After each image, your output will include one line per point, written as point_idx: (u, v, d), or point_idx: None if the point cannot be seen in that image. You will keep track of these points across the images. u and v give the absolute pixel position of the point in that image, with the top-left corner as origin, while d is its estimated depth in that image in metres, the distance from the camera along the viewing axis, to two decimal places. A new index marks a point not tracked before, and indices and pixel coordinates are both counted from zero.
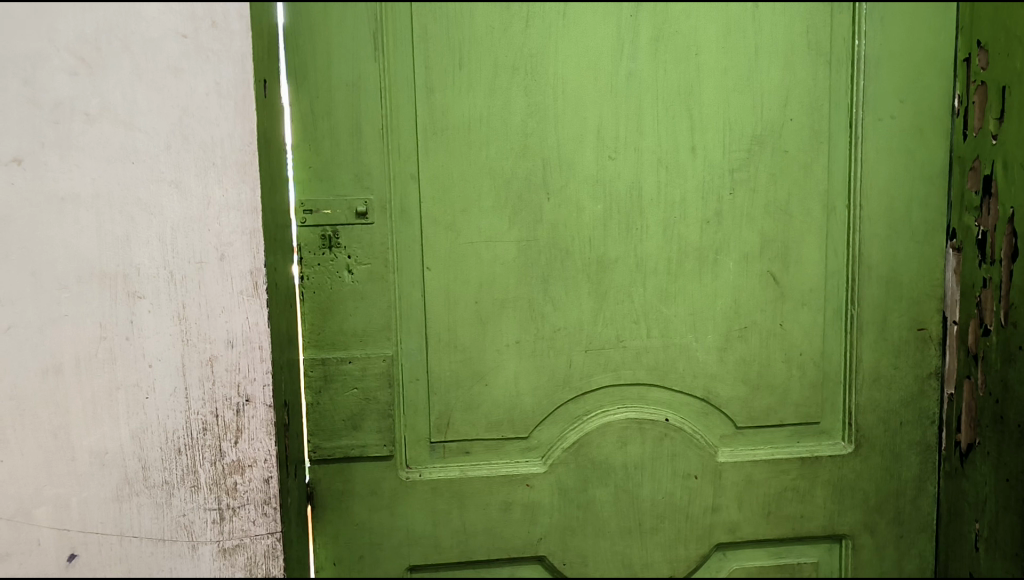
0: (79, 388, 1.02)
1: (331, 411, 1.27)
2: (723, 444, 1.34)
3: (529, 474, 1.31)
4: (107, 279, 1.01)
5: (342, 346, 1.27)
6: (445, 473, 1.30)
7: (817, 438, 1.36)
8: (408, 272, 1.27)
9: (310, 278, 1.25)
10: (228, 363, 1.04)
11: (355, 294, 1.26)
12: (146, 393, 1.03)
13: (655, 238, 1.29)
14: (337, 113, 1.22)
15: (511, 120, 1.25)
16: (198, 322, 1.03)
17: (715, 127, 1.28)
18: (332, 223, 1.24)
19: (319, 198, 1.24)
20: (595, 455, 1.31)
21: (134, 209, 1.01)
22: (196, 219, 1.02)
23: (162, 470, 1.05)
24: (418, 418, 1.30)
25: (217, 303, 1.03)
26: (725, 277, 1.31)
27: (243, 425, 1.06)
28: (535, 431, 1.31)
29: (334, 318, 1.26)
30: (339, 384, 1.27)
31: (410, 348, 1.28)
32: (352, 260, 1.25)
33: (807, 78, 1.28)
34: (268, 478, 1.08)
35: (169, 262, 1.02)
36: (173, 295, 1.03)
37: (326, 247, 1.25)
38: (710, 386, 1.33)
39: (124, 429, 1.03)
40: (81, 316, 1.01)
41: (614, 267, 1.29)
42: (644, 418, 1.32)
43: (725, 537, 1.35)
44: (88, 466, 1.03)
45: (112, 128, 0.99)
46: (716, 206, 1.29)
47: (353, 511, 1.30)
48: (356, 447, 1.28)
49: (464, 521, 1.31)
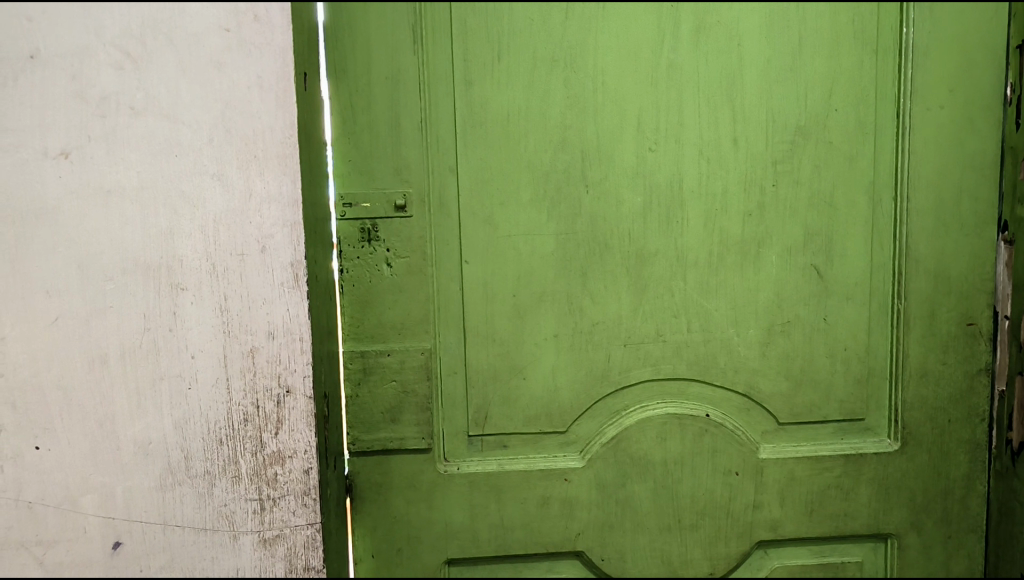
0: (124, 379, 1.02)
1: (370, 403, 1.28)
2: (765, 440, 1.32)
3: (567, 469, 1.30)
4: (152, 270, 1.01)
5: (380, 339, 1.27)
6: (484, 466, 1.30)
7: (861, 434, 1.33)
8: (446, 265, 1.27)
9: (349, 271, 1.26)
10: (269, 355, 1.03)
11: (394, 287, 1.26)
12: (188, 383, 1.03)
13: (696, 231, 1.28)
14: (376, 106, 1.23)
15: (550, 112, 1.25)
16: (239, 313, 1.02)
17: (758, 118, 1.26)
18: (371, 216, 1.25)
19: (358, 191, 1.24)
20: (634, 450, 1.30)
21: (178, 201, 1.01)
22: (238, 212, 1.02)
23: (203, 460, 1.04)
24: (456, 412, 1.29)
25: (258, 295, 1.02)
26: (767, 270, 1.29)
27: (283, 417, 1.04)
28: (573, 425, 1.31)
29: (373, 311, 1.26)
30: (378, 377, 1.27)
31: (448, 342, 1.28)
32: (391, 254, 1.26)
33: (852, 67, 1.25)
34: (308, 469, 1.06)
35: (211, 254, 1.02)
36: (215, 287, 1.02)
37: (365, 240, 1.25)
38: (752, 381, 1.31)
39: (167, 419, 1.03)
40: (126, 306, 1.01)
41: (653, 260, 1.28)
42: (684, 414, 1.30)
43: (766, 535, 1.33)
44: (133, 455, 1.03)
45: (156, 122, 1.00)
46: (759, 198, 1.27)
47: (391, 503, 1.30)
48: (395, 439, 1.28)
49: (502, 516, 1.31)
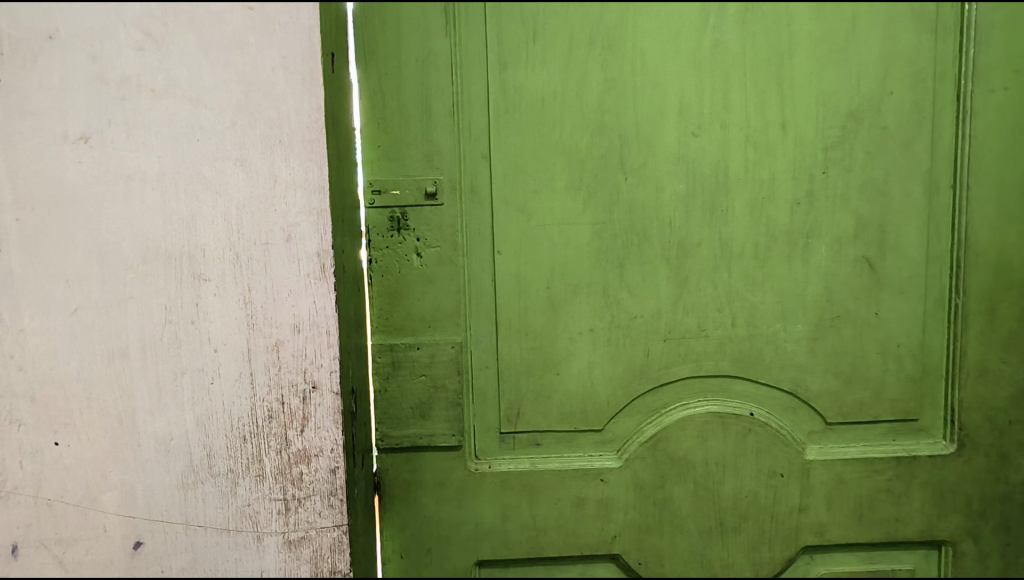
0: (144, 373, 0.98)
1: (399, 398, 1.23)
2: (812, 441, 1.26)
3: (604, 469, 1.24)
4: (173, 260, 0.97)
5: (410, 331, 1.22)
6: (516, 465, 1.25)
7: (914, 436, 1.26)
8: (479, 256, 1.22)
9: (378, 262, 1.21)
10: (294, 349, 0.98)
11: (424, 278, 1.21)
12: (211, 378, 0.98)
13: (741, 220, 1.22)
14: (406, 90, 1.18)
15: (587, 95, 1.19)
16: (264, 305, 0.98)
17: (807, 102, 1.19)
18: (400, 204, 1.20)
19: (387, 177, 1.20)
20: (674, 450, 1.24)
21: (200, 187, 0.96)
22: (262, 198, 0.97)
23: (226, 458, 1.00)
24: (487, 408, 1.24)
25: (283, 286, 0.98)
26: (816, 262, 1.22)
27: (309, 413, 0.99)
28: (610, 424, 1.25)
29: (403, 303, 1.22)
30: (407, 371, 1.22)
31: (480, 335, 1.23)
32: (421, 243, 1.21)
33: (909, 47, 1.18)
34: (335, 469, 1.01)
35: (235, 243, 0.97)
36: (239, 277, 0.97)
37: (395, 229, 1.21)
38: (799, 379, 1.24)
39: (189, 415, 0.99)
40: (147, 297, 0.97)
41: (696, 251, 1.22)
42: (727, 413, 1.24)
43: (812, 540, 1.27)
44: (154, 453, 0.99)
45: (178, 104, 0.96)
46: (808, 186, 1.21)
47: (420, 502, 1.25)
48: (424, 436, 1.23)
49: (535, 516, 1.26)
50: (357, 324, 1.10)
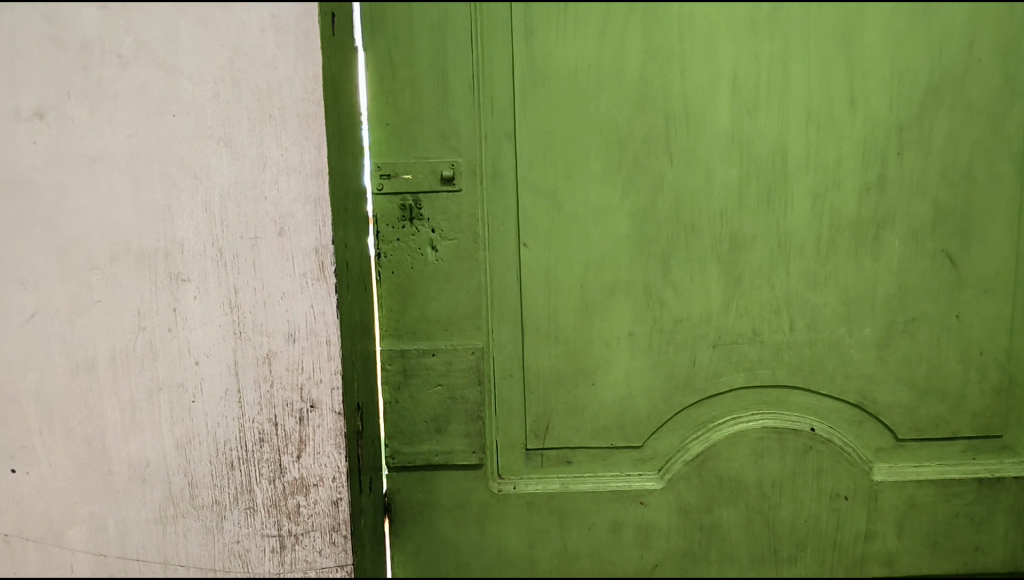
0: (115, 389, 0.84)
1: (411, 411, 1.08)
2: (880, 460, 1.11)
3: (643, 491, 1.10)
4: (146, 257, 0.83)
5: (424, 335, 1.08)
6: (544, 486, 1.10)
7: (997, 455, 1.10)
8: (502, 249, 1.07)
9: (387, 256, 1.06)
10: (289, 361, 0.84)
11: (439, 275, 1.07)
12: (192, 396, 0.84)
13: (802, 209, 1.06)
14: (419, 61, 1.03)
15: (627, 66, 1.03)
16: (253, 310, 0.83)
17: (881, 73, 1.03)
18: (413, 190, 1.05)
19: (397, 158, 1.05)
20: (723, 470, 1.10)
21: (177, 172, 0.82)
22: (249, 185, 0.82)
23: (211, 489, 0.86)
24: (511, 421, 1.10)
25: (275, 288, 0.83)
26: (888, 258, 1.06)
27: (307, 436, 0.85)
28: (650, 440, 1.11)
29: (416, 303, 1.07)
30: (421, 380, 1.08)
31: (503, 340, 1.08)
32: (437, 234, 1.06)
33: (1000, 9, 1.02)
34: (337, 500, 0.87)
35: (218, 238, 0.83)
36: (223, 277, 0.83)
37: (407, 218, 1.06)
38: (866, 389, 1.09)
39: (167, 438, 0.85)
40: (117, 301, 0.83)
41: (751, 245, 1.07)
42: (784, 427, 1.09)
43: (879, 570, 1.12)
44: (127, 481, 0.86)
45: (148, 72, 0.81)
46: (880, 171, 1.05)
47: (437, 527, 1.11)
48: (440, 453, 1.09)
49: (566, 543, 1.11)
50: (363, 329, 0.96)
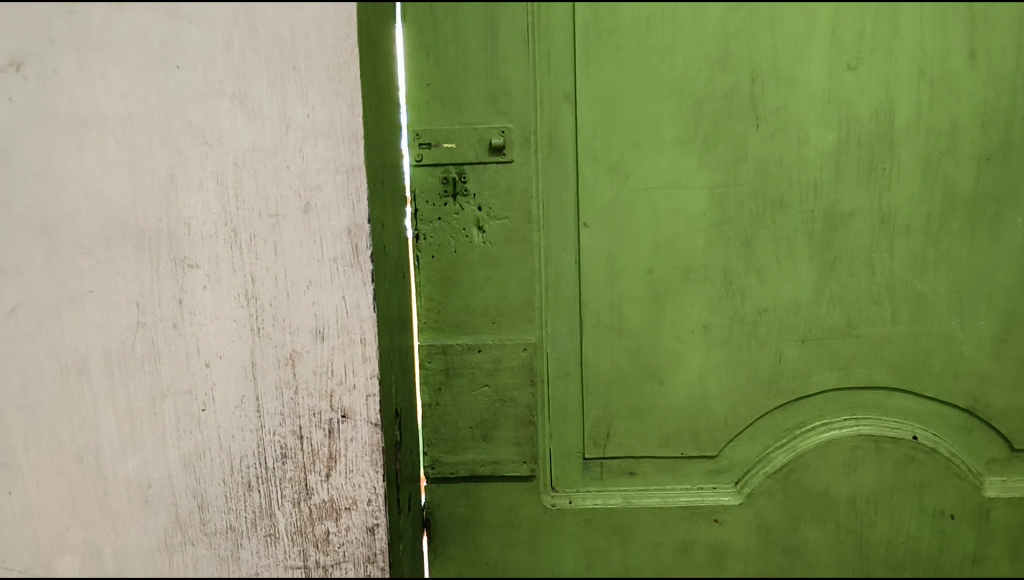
0: (111, 396, 0.72)
1: (453, 416, 0.94)
2: (993, 473, 0.96)
3: (718, 507, 0.97)
4: (146, 238, 0.70)
5: (468, 329, 0.94)
6: (605, 500, 0.97)
7: None
8: (559, 231, 0.93)
9: (427, 238, 0.93)
10: (317, 363, 0.70)
11: (487, 260, 0.93)
12: (202, 404, 0.71)
13: (909, 182, 0.91)
14: (467, 9, 0.89)
15: (708, 15, 0.89)
16: (274, 302, 0.69)
17: (1010, 19, 0.87)
18: (457, 161, 0.92)
19: (439, 124, 0.91)
20: (809, 483, 0.97)
21: (181, 135, 0.68)
22: (268, 149, 0.68)
23: (225, 513, 0.73)
24: (567, 427, 0.96)
25: (299, 275, 0.69)
26: (1010, 239, 0.91)
27: (337, 452, 0.72)
28: (727, 448, 0.97)
29: (459, 292, 0.93)
30: (465, 381, 0.94)
31: (558, 334, 0.95)
32: (484, 213, 0.92)
33: None
34: (373, 527, 0.73)
35: (232, 217, 0.69)
36: (237, 261, 0.69)
37: (449, 195, 0.92)
38: (978, 392, 0.94)
39: (173, 453, 0.72)
40: (113, 292, 0.70)
41: (847, 224, 0.93)
42: (881, 435, 0.95)
43: None
44: (126, 502, 0.74)
45: (148, 12, 0.67)
46: (1003, 137, 0.90)
47: (482, 546, 0.98)
48: (487, 464, 0.95)
49: (628, 565, 0.98)
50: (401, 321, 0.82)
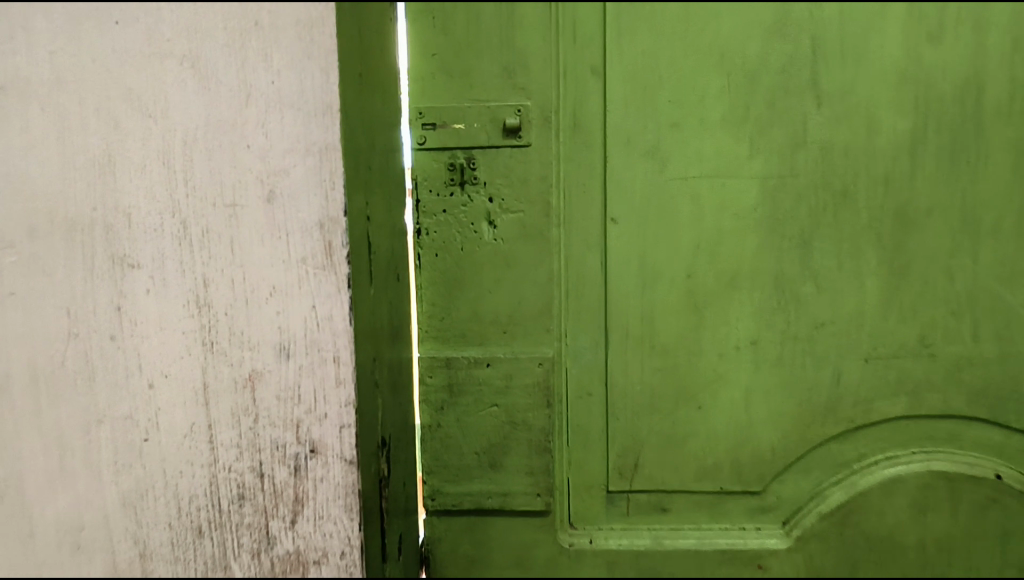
0: (33, 422, 0.60)
1: (457, 440, 0.81)
2: None
3: (763, 552, 0.83)
4: (78, 228, 0.57)
5: (476, 340, 0.81)
6: (630, 540, 0.84)
7: None
8: (584, 227, 0.80)
9: (429, 233, 0.80)
10: (276, 386, 0.57)
11: (498, 260, 0.80)
12: (143, 432, 0.59)
13: (999, 176, 0.77)
14: None
15: None
16: (229, 329, 0.56)
17: None
18: (466, 145, 0.79)
19: (445, 102, 0.78)
20: (872, 526, 0.83)
21: (117, 107, 0.56)
22: (219, 128, 0.55)
23: (172, 562, 0.61)
24: (588, 454, 0.83)
25: (260, 280, 0.56)
26: None
27: (304, 492, 0.59)
28: (775, 483, 0.84)
29: (466, 297, 0.80)
30: (471, 400, 0.81)
31: (580, 347, 0.82)
32: (495, 205, 0.79)
33: None
34: None
35: (182, 206, 0.56)
36: (187, 262, 0.56)
37: (456, 183, 0.79)
38: None
39: (111, 491, 0.60)
40: (36, 297, 0.58)
41: (923, 224, 0.78)
42: (957, 473, 0.81)
43: None
44: (57, 547, 0.62)
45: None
46: None
47: None
48: (495, 496, 0.82)
49: None
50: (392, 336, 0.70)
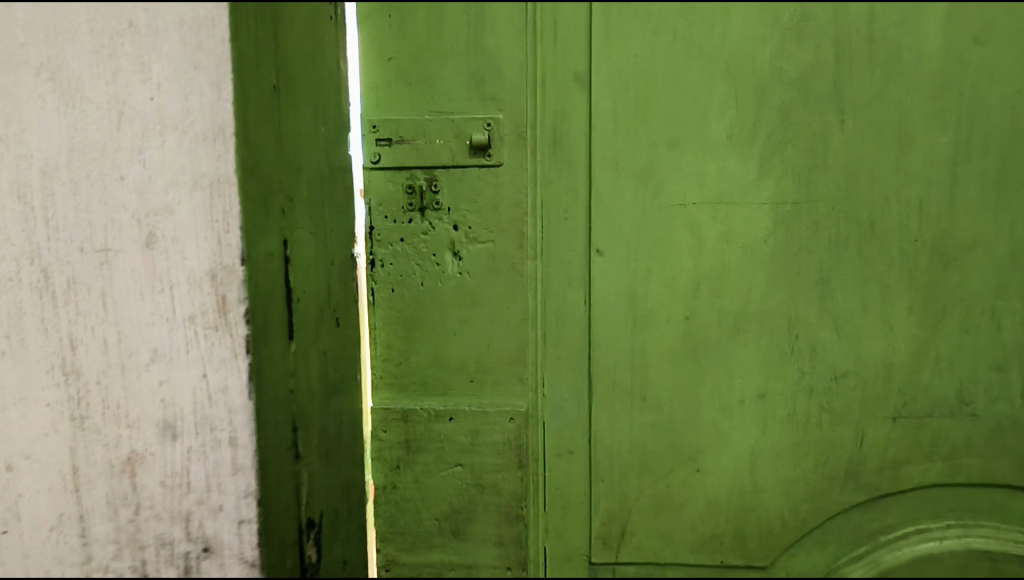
0: None
1: (415, 504, 0.71)
2: None
3: None
4: None
5: (438, 389, 0.70)
6: None
7: None
8: (564, 260, 0.68)
9: (384, 266, 0.69)
10: (159, 475, 0.51)
11: (464, 298, 0.69)
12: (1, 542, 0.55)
13: None
14: None
15: None
16: (101, 401, 0.51)
17: None
18: (427, 163, 0.67)
19: (403, 114, 0.67)
20: None
21: None
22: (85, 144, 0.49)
23: None
24: (568, 521, 0.72)
25: (139, 343, 0.50)
26: None
27: None
28: (785, 559, 0.72)
29: (426, 339, 0.69)
30: (431, 458, 0.70)
31: (560, 398, 0.70)
32: (461, 235, 0.68)
33: None
34: None
35: (40, 250, 0.51)
36: (42, 334, 0.51)
37: (414, 208, 0.68)
38: None
39: None
40: None
41: (964, 263, 0.67)
42: (1001, 552, 0.69)
43: None
44: None
45: None
46: None
47: None
48: (458, 569, 0.71)
49: None
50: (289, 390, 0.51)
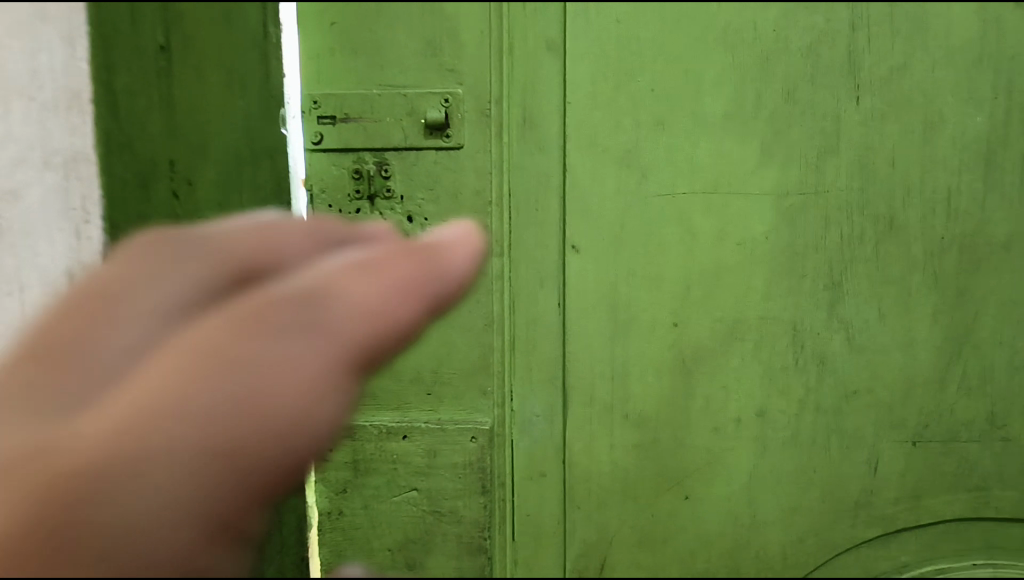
0: None
1: (365, 532, 0.62)
2: None
3: None
4: None
5: (391, 403, 0.61)
6: None
7: None
8: (535, 258, 0.60)
9: None
10: None
11: None
12: None
13: None
14: None
15: None
16: None
17: None
18: (377, 146, 0.58)
19: (349, 88, 0.58)
20: None
21: None
22: None
23: None
24: (539, 551, 0.64)
25: None
26: None
27: None
28: None
29: None
30: (383, 481, 0.62)
31: (530, 414, 0.62)
32: (416, 226, 0.60)
33: None
34: None
35: None
36: None
37: (362, 196, 0.59)
38: None
39: None
40: None
41: (997, 265, 0.57)
42: None
43: None
44: None
45: None
46: None
47: None
48: None
49: None
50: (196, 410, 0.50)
